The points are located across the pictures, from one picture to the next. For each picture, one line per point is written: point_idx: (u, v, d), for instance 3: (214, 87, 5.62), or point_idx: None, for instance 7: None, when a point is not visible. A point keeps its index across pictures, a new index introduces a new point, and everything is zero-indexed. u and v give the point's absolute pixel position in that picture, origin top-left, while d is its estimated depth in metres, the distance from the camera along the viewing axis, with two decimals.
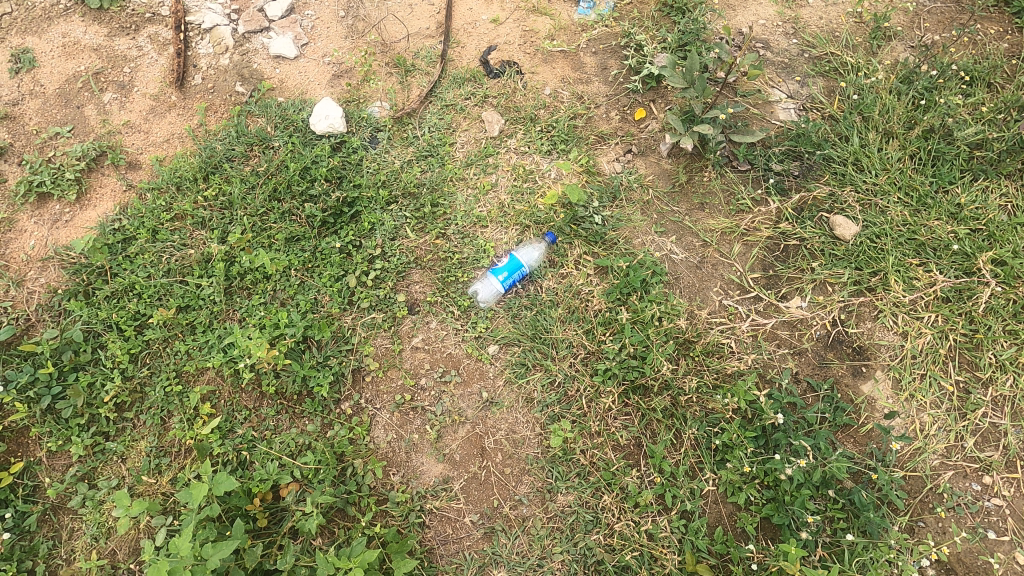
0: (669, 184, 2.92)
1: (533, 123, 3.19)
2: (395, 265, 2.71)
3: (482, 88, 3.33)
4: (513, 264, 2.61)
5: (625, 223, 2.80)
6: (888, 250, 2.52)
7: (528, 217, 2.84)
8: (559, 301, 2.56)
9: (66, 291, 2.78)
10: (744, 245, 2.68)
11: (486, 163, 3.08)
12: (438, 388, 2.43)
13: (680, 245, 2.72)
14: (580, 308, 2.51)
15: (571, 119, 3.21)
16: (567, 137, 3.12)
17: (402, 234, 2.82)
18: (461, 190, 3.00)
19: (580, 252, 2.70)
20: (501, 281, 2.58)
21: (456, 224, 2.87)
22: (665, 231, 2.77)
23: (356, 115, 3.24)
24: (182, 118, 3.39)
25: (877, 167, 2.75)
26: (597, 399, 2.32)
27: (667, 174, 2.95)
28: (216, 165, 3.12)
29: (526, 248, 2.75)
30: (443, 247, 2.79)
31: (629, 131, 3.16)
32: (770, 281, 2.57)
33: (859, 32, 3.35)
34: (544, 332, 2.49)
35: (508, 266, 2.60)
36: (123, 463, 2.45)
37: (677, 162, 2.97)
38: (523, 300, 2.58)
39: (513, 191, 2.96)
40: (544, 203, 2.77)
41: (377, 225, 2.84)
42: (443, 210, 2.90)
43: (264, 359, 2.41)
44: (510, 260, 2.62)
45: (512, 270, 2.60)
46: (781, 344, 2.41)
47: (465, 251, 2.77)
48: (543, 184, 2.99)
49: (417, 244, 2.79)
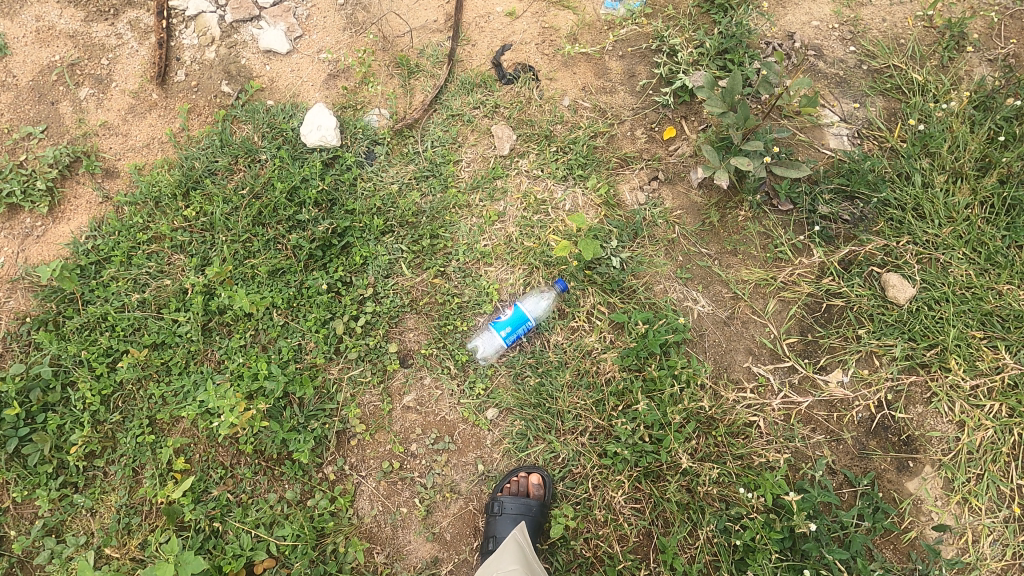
0: (698, 221, 2.60)
1: (547, 141, 2.83)
2: (387, 308, 2.44)
3: (493, 96, 2.96)
4: (519, 317, 2.32)
5: (646, 266, 2.52)
6: (949, 320, 2.20)
7: (537, 256, 2.54)
8: (567, 362, 2.29)
9: (34, 319, 2.57)
10: (780, 301, 2.37)
11: (494, 187, 2.75)
12: (430, 457, 2.21)
13: (706, 297, 2.45)
14: (590, 372, 2.25)
15: (591, 138, 2.84)
16: (586, 161, 2.77)
17: (397, 270, 2.54)
18: (464, 219, 2.69)
19: (593, 303, 2.40)
20: (503, 336, 2.29)
21: (457, 260, 2.58)
22: (691, 278, 2.50)
23: (352, 125, 2.90)
24: (163, 119, 3.08)
25: (941, 215, 2.39)
26: (604, 483, 2.08)
27: (698, 209, 2.62)
28: (198, 179, 2.85)
29: (530, 296, 2.46)
30: (442, 288, 2.51)
31: (656, 155, 2.80)
32: (809, 348, 2.27)
33: (929, 39, 2.90)
34: (549, 399, 2.22)
35: (512, 318, 2.31)
36: (93, 518, 2.30)
37: (709, 195, 2.63)
38: (528, 358, 2.31)
39: (522, 224, 2.64)
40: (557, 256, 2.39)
41: (370, 259, 2.56)
42: (444, 244, 2.61)
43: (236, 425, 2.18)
44: (516, 311, 2.32)
45: (517, 324, 2.31)
46: (816, 427, 2.13)
47: (466, 293, 2.49)
48: (557, 216, 2.66)
49: (413, 283, 2.51)
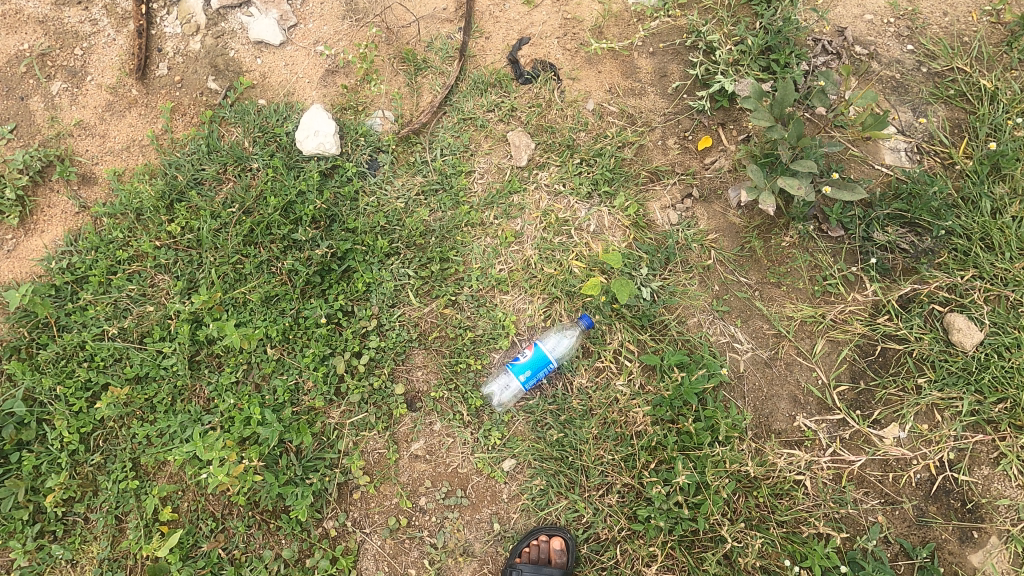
0: (737, 246, 2.34)
1: (570, 152, 2.54)
2: (393, 343, 2.21)
3: (510, 98, 2.65)
4: (539, 358, 2.09)
5: (678, 298, 2.29)
6: (1021, 371, 1.96)
7: (559, 285, 2.30)
8: (593, 409, 2.07)
9: (5, 347, 2.33)
10: (829, 342, 2.14)
11: (510, 203, 2.49)
12: (440, 513, 2.02)
13: (745, 332, 2.22)
14: (618, 421, 2.03)
15: (618, 148, 2.55)
16: (612, 176, 2.49)
17: (404, 298, 2.30)
18: (477, 239, 2.43)
19: (621, 340, 2.17)
20: (522, 380, 2.07)
21: (469, 287, 2.33)
22: (728, 311, 2.26)
23: (352, 130, 2.61)
24: (143, 118, 2.76)
25: (1013, 247, 2.13)
26: (633, 549, 1.90)
27: (736, 231, 2.36)
28: (184, 190, 2.58)
29: (554, 334, 2.23)
30: (453, 319, 2.27)
31: (690, 168, 2.52)
32: (861, 397, 2.05)
33: (994, 38, 2.51)
34: (572, 451, 2.02)
35: (532, 359, 2.08)
36: (75, 569, 2.13)
37: (749, 216, 2.37)
38: (549, 403, 2.09)
39: (542, 246, 2.39)
40: (584, 293, 2.15)
41: (373, 285, 2.32)
42: (455, 268, 2.36)
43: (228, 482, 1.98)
44: (536, 351, 2.09)
45: (537, 366, 2.08)
46: (869, 488, 1.93)
47: (480, 326, 2.26)
48: (580, 239, 2.40)
49: (422, 315, 2.28)
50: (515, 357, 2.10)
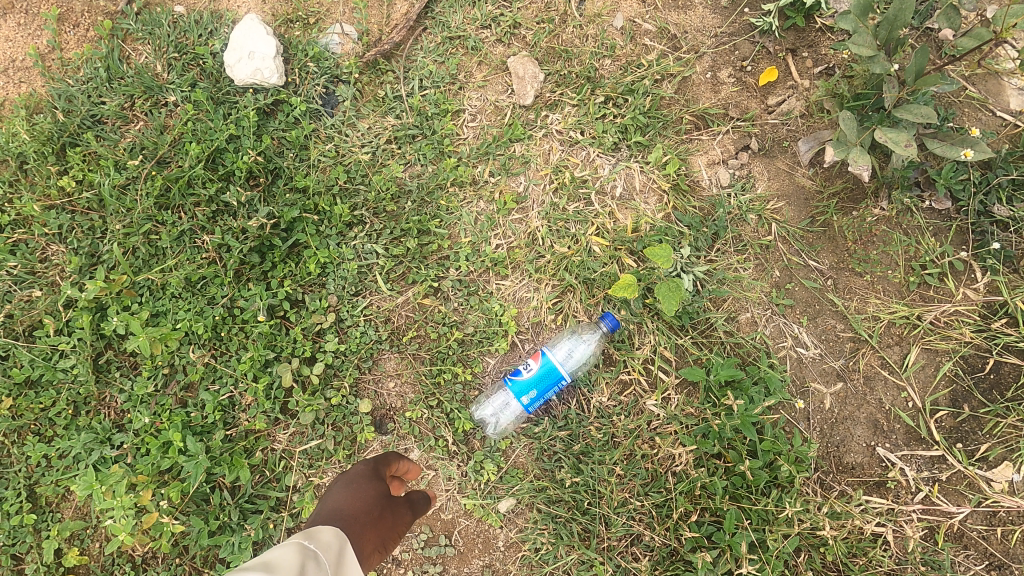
0: (806, 217, 1.80)
1: (593, 86, 1.90)
2: (356, 345, 1.71)
3: (512, 10, 1.96)
4: (549, 373, 1.57)
5: (728, 287, 1.77)
6: None
7: (573, 270, 1.76)
8: (616, 438, 1.60)
9: None
10: (925, 351, 1.65)
11: (510, 155, 1.89)
12: (419, 566, 1.60)
13: (812, 334, 1.72)
14: (648, 455, 1.57)
15: (656, 83, 1.91)
16: (647, 121, 1.87)
17: (370, 285, 1.77)
18: (466, 204, 1.86)
19: (653, 346, 1.67)
20: (524, 401, 1.57)
21: (456, 270, 1.79)
22: (791, 305, 1.75)
23: (300, 51, 1.94)
24: (21, 30, 1.97)
25: None
26: None
27: (806, 198, 1.81)
28: (78, 131, 1.92)
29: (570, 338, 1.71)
30: (435, 314, 1.75)
31: (749, 111, 1.90)
32: (963, 427, 1.58)
33: None
34: (587, 493, 1.56)
35: (539, 375, 1.57)
36: None
37: (824, 180, 1.80)
38: (558, 428, 1.62)
39: (552, 216, 1.82)
40: (614, 291, 1.60)
41: (330, 266, 1.77)
42: (438, 244, 1.81)
43: (133, 539, 1.53)
44: (546, 363, 1.57)
45: (545, 386, 1.57)
46: (970, 548, 1.52)
47: (470, 323, 1.75)
48: (602, 207, 1.84)
49: (394, 307, 1.76)
50: (516, 370, 1.59)
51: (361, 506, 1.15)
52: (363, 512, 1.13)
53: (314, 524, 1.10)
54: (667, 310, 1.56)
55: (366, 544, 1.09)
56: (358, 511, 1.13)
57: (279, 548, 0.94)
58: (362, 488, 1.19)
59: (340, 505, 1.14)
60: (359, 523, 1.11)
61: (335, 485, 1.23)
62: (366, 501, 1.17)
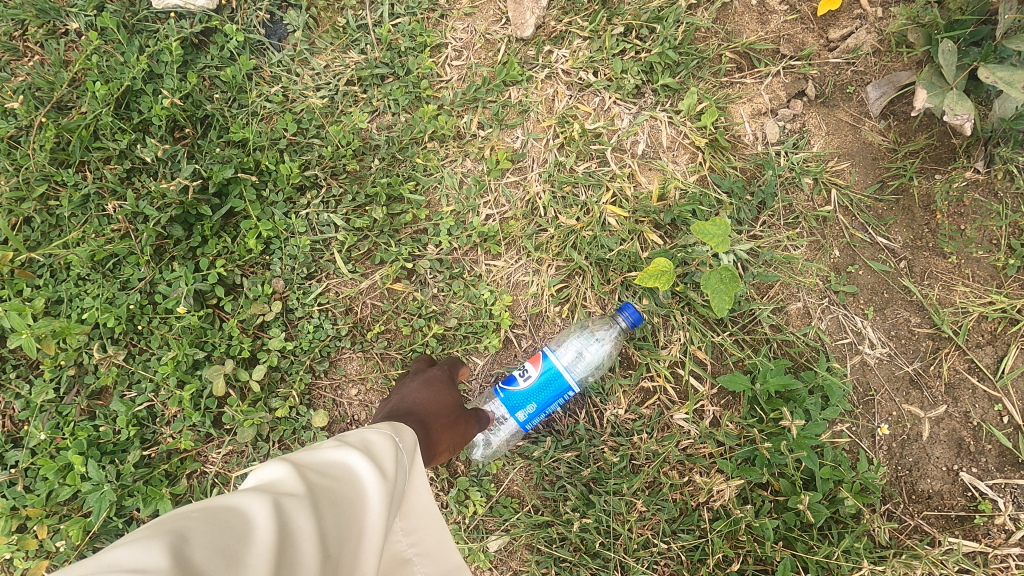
0: (876, 180, 1.43)
1: (610, 12, 1.48)
2: (309, 342, 1.36)
3: None
4: (551, 381, 1.20)
5: (776, 270, 1.41)
6: None
7: (584, 248, 1.40)
8: (635, 461, 1.28)
9: None
10: None
11: (504, 102, 1.50)
12: None
13: (881, 329, 1.38)
14: (675, 483, 1.25)
15: (692, 9, 1.50)
16: (679, 58, 1.47)
17: (326, 266, 1.41)
18: (449, 164, 1.48)
19: (682, 344, 1.32)
20: (520, 417, 1.22)
21: (435, 248, 1.43)
22: (856, 292, 1.40)
23: None
24: None
25: None
26: None
27: (876, 157, 1.44)
28: None
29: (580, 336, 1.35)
30: (409, 302, 1.40)
31: (805, 46, 1.49)
32: None
33: None
34: (598, 531, 1.24)
35: (538, 382, 1.20)
36: None
37: (901, 134, 1.42)
38: (563, 446, 1.30)
39: (556, 180, 1.45)
40: (642, 279, 1.23)
41: (276, 241, 1.40)
42: (413, 214, 1.44)
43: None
44: (546, 367, 1.20)
45: (547, 400, 1.21)
46: None
47: (453, 314, 1.40)
48: (620, 168, 1.46)
49: (359, 292, 1.41)
50: (510, 377, 1.23)
51: (438, 406, 1.10)
52: (444, 416, 1.08)
53: (398, 411, 1.06)
54: (718, 310, 1.20)
55: (438, 441, 1.03)
56: (435, 410, 1.08)
57: (373, 427, 0.89)
58: (441, 391, 1.13)
59: (418, 401, 1.09)
60: (436, 425, 1.05)
61: (410, 384, 1.18)
62: (445, 404, 1.11)
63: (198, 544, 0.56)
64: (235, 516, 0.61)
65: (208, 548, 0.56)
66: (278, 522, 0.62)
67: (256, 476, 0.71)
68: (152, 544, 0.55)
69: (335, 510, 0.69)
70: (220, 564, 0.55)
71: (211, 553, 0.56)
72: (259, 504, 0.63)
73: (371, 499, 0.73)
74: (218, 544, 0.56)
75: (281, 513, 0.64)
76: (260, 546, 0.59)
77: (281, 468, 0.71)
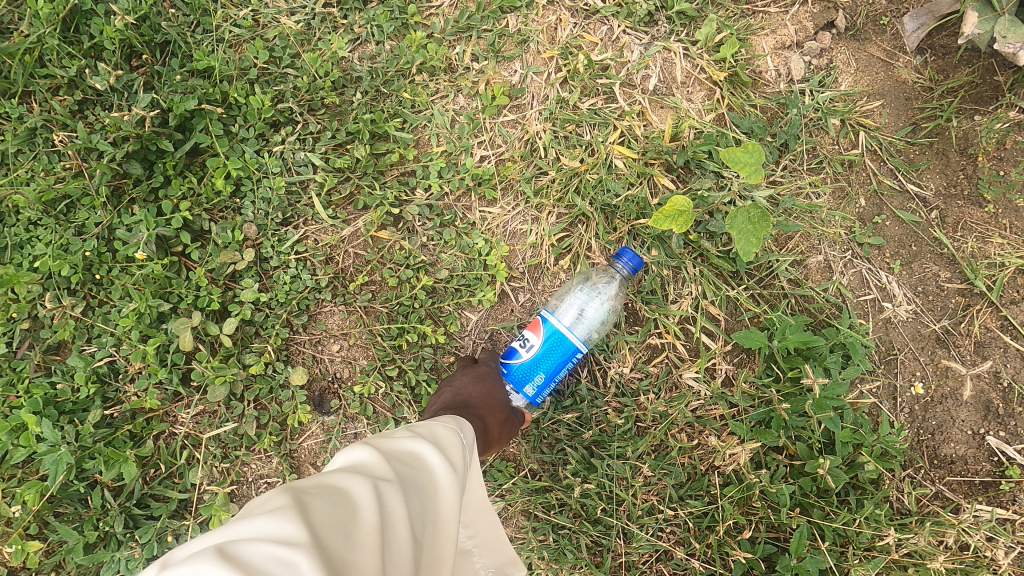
0: (909, 122, 1.30)
1: None
2: (285, 295, 1.24)
3: None
4: (555, 346, 1.08)
5: (797, 221, 1.29)
6: None
7: (589, 194, 1.27)
8: (640, 423, 1.19)
9: None
10: None
11: (500, 29, 1.34)
12: None
13: (907, 285, 1.27)
14: (682, 447, 1.16)
15: None
16: None
17: (303, 211, 1.28)
18: (439, 99, 1.33)
19: (694, 299, 1.22)
20: (528, 392, 1.10)
21: (423, 192, 1.30)
22: (882, 246, 1.29)
23: None
24: None
25: None
26: None
27: (911, 95, 1.30)
28: None
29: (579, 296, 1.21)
30: (396, 253, 1.28)
31: None
32: None
33: None
34: (600, 497, 1.16)
35: (541, 351, 1.08)
36: None
37: (939, 70, 1.29)
38: (563, 407, 1.20)
39: (559, 118, 1.31)
40: (657, 221, 1.11)
41: (248, 183, 1.27)
42: (399, 154, 1.30)
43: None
44: (548, 333, 1.08)
45: (552, 369, 1.08)
46: None
47: (445, 265, 1.28)
48: (629, 105, 1.32)
49: (340, 240, 1.28)
50: (510, 350, 1.13)
51: (491, 402, 1.04)
52: (497, 414, 1.02)
53: (454, 404, 1.01)
54: (745, 254, 1.09)
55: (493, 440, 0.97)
56: (490, 406, 1.02)
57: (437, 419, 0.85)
58: (494, 385, 1.08)
59: (473, 395, 1.04)
60: (491, 423, 0.99)
61: (461, 374, 1.13)
62: (497, 401, 1.05)
63: (315, 518, 0.56)
64: (339, 493, 0.60)
65: (323, 521, 0.55)
66: (378, 503, 0.60)
67: (342, 456, 0.69)
68: (276, 518, 0.55)
69: (422, 495, 0.67)
70: (334, 539, 0.55)
71: (325, 528, 0.55)
72: (356, 484, 0.61)
73: (452, 487, 0.70)
74: (333, 521, 0.56)
75: (377, 496, 0.61)
76: (366, 525, 0.58)
77: (365, 451, 0.69)
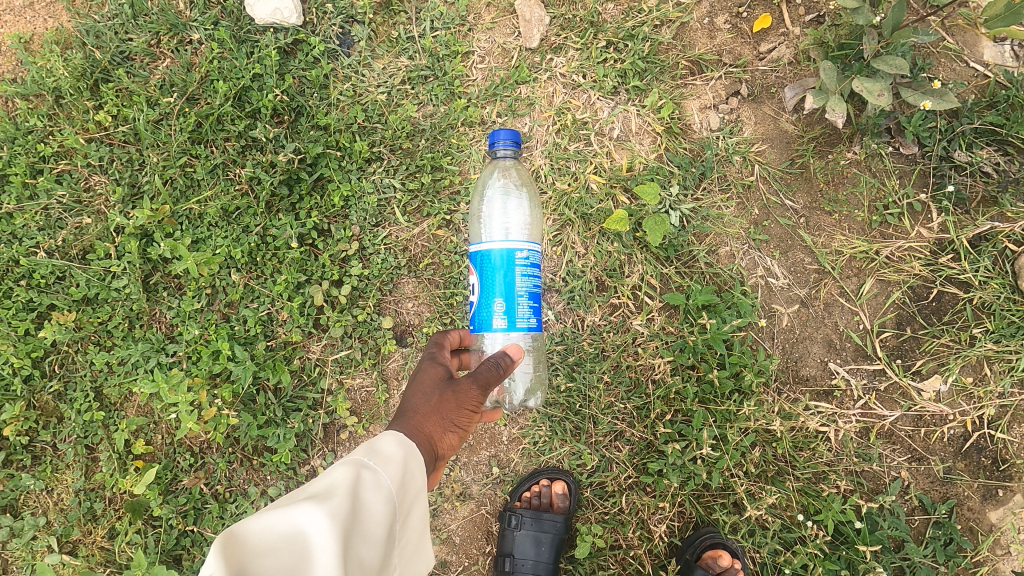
0: (787, 159, 1.96)
1: (595, 31, 2.00)
2: (378, 271, 1.94)
3: None
4: (493, 280, 1.50)
5: (711, 224, 1.95)
6: None
7: (574, 206, 1.95)
8: (605, 351, 1.87)
9: None
10: (879, 283, 1.88)
11: (516, 96, 2.02)
12: None
13: (783, 266, 1.93)
14: (630, 366, 1.85)
15: (655, 28, 2.01)
16: (646, 66, 2.00)
17: (388, 217, 1.97)
18: (475, 142, 2.02)
19: (641, 274, 1.89)
20: (500, 321, 1.50)
21: (466, 205, 1.98)
22: (768, 241, 1.94)
23: None
24: None
25: None
26: (636, 496, 1.80)
27: (788, 141, 1.96)
28: (110, 68, 2.01)
29: (496, 194, 1.82)
30: (448, 244, 1.97)
31: (741, 57, 2.01)
32: (904, 345, 1.85)
33: None
34: (579, 398, 1.84)
35: (485, 289, 1.51)
36: (48, 498, 1.90)
37: (806, 125, 1.96)
38: (556, 343, 1.87)
39: (554, 155, 1.99)
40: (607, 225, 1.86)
41: (352, 199, 1.96)
42: (450, 179, 1.99)
43: (196, 429, 1.82)
44: (481, 273, 1.51)
45: (504, 294, 1.50)
46: (897, 443, 1.81)
47: None
48: (601, 147, 2.00)
49: (411, 236, 1.97)
50: (474, 308, 1.56)
51: (424, 400, 1.37)
52: (426, 404, 1.36)
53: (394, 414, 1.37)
54: (653, 242, 1.79)
55: (430, 431, 1.32)
56: (422, 406, 1.36)
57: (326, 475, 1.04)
58: (426, 383, 1.41)
59: (411, 398, 1.38)
60: (420, 418, 1.33)
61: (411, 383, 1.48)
62: (429, 393, 1.38)
63: None
64: None
65: None
66: None
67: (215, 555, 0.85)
68: None
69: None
70: None
71: None
72: None
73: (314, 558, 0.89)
74: None
75: None
76: None
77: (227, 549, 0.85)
